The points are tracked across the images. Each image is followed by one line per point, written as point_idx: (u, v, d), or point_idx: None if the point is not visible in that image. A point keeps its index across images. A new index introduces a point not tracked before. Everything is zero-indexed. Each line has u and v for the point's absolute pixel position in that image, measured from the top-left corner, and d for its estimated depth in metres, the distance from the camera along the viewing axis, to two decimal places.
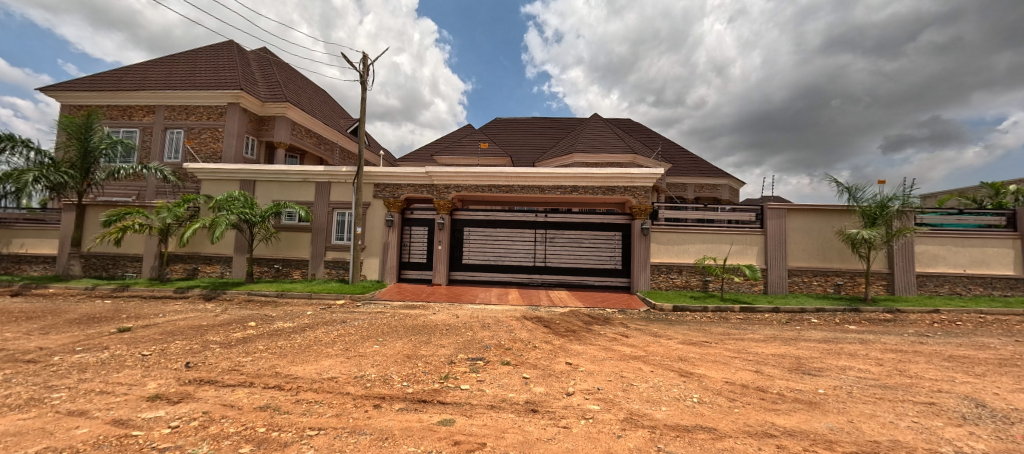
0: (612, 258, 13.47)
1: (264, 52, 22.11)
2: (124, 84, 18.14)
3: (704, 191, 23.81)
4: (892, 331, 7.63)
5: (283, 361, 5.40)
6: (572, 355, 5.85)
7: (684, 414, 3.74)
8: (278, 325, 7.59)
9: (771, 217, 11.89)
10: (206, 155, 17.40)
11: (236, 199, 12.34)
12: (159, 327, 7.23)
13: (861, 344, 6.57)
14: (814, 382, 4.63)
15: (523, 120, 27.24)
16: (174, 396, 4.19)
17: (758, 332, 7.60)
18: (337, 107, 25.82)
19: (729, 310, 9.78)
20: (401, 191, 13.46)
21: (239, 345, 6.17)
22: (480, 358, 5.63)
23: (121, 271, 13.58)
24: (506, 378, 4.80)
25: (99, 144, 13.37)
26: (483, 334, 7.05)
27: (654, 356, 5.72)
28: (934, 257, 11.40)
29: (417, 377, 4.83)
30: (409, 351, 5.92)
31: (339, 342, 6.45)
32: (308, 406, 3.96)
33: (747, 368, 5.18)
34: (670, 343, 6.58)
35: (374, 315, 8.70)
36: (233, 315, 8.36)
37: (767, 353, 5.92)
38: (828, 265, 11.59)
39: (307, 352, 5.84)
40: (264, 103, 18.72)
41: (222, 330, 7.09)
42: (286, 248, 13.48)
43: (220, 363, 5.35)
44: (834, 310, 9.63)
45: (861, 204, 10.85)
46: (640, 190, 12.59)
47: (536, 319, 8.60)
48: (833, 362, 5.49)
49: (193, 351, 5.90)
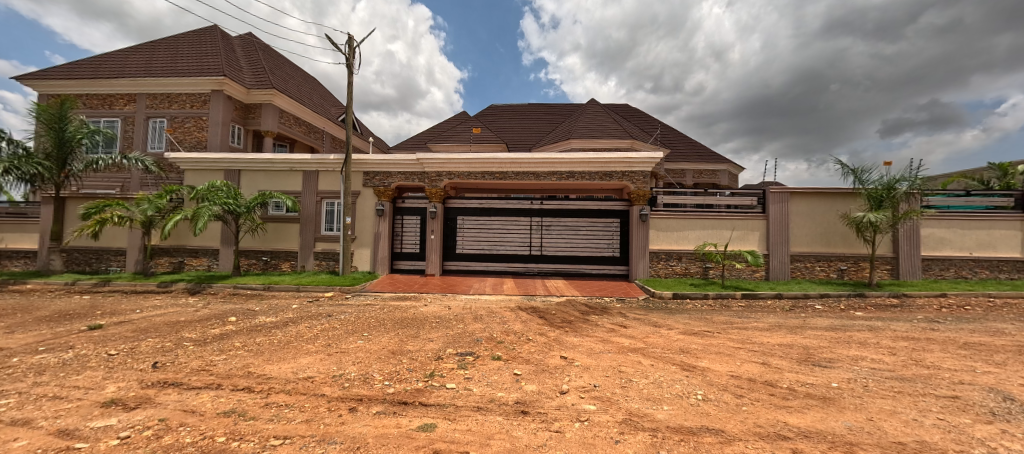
0: (610, 246, 13.12)
1: (249, 37, 21.30)
2: (103, 71, 17.41)
3: (703, 176, 23.39)
4: (901, 317, 7.35)
5: (258, 360, 5.05)
6: (567, 349, 5.52)
7: (687, 414, 3.42)
8: (260, 320, 7.23)
9: (774, 202, 11.52)
10: (190, 145, 16.81)
11: (219, 189, 11.86)
12: (133, 324, 6.85)
13: (870, 332, 6.27)
14: (826, 375, 4.30)
15: (518, 106, 26.57)
16: (132, 401, 3.85)
17: (762, 320, 7.31)
18: (326, 94, 25.07)
19: (730, 297, 9.50)
20: (391, 179, 12.98)
21: (215, 342, 5.82)
22: (469, 353, 5.30)
23: (105, 265, 13.16)
24: (496, 375, 4.46)
25: (75, 134, 12.82)
26: (474, 327, 6.72)
27: (653, 349, 5.39)
28: (940, 240, 11.09)
29: (400, 375, 4.50)
30: (395, 346, 5.59)
31: (322, 337, 6.10)
32: (276, 410, 3.61)
33: (753, 360, 4.86)
34: (671, 333, 6.26)
35: (362, 308, 8.36)
36: (214, 310, 7.99)
37: (773, 344, 5.59)
38: (831, 250, 11.28)
39: (285, 349, 5.49)
40: (249, 89, 18.03)
41: (199, 326, 6.73)
42: (274, 239, 13.06)
43: (190, 363, 5.00)
44: (838, 296, 9.36)
45: (867, 186, 10.48)
46: (639, 175, 12.18)
47: (531, 309, 8.27)
48: (843, 351, 5.17)
49: (164, 349, 5.53)
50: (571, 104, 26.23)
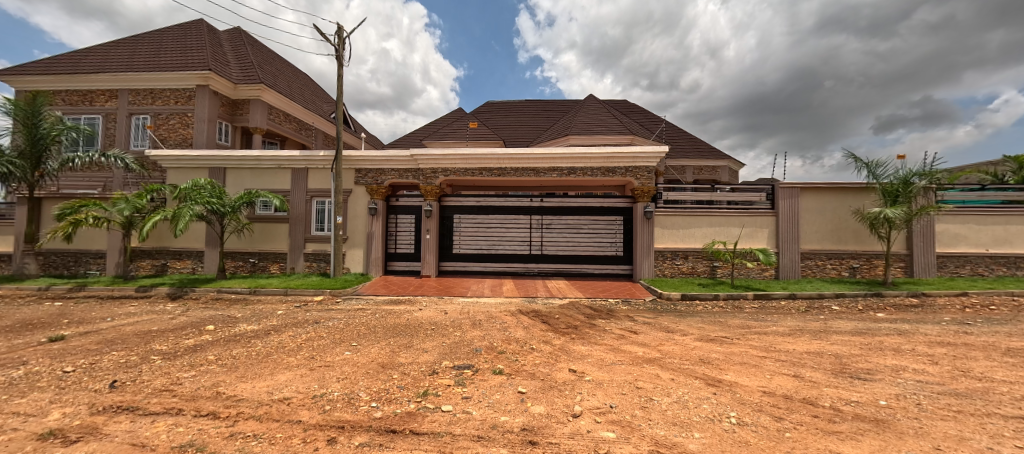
0: (612, 244, 12.66)
1: (236, 31, 20.57)
2: (83, 66, 16.66)
3: (704, 173, 22.95)
4: (927, 319, 6.92)
5: (230, 377, 4.49)
6: (575, 360, 5.00)
7: (724, 444, 2.92)
8: (240, 328, 6.67)
9: (784, 197, 11.04)
10: (174, 142, 16.11)
11: (202, 188, 11.17)
12: (99, 335, 6.26)
13: (900, 336, 5.82)
14: (869, 391, 3.83)
15: (515, 102, 25.97)
16: (75, 432, 3.30)
17: (781, 324, 6.83)
18: (318, 90, 24.35)
19: (741, 298, 9.04)
20: (384, 176, 12.41)
21: (185, 356, 5.25)
22: (467, 366, 4.78)
23: (84, 269, 12.55)
24: (498, 394, 3.94)
25: (50, 131, 12.05)
26: (473, 334, 6.20)
27: (670, 359, 4.90)
28: (956, 236, 10.68)
29: (389, 395, 3.96)
30: (386, 359, 5.06)
31: (305, 348, 5.55)
32: (242, 443, 3.08)
33: (783, 372, 4.38)
34: (686, 340, 5.77)
35: (352, 313, 7.80)
36: (192, 318, 7.42)
37: (800, 352, 5.11)
38: (843, 248, 10.84)
39: (263, 363, 4.94)
40: (236, 85, 17.32)
41: (173, 337, 6.17)
42: (262, 240, 12.48)
43: (154, 381, 4.44)
44: (855, 296, 8.90)
45: (882, 181, 10.05)
46: (643, 170, 11.65)
47: (533, 313, 7.76)
48: (879, 361, 4.69)
49: (127, 365, 4.96)
50: (569, 100, 25.68)
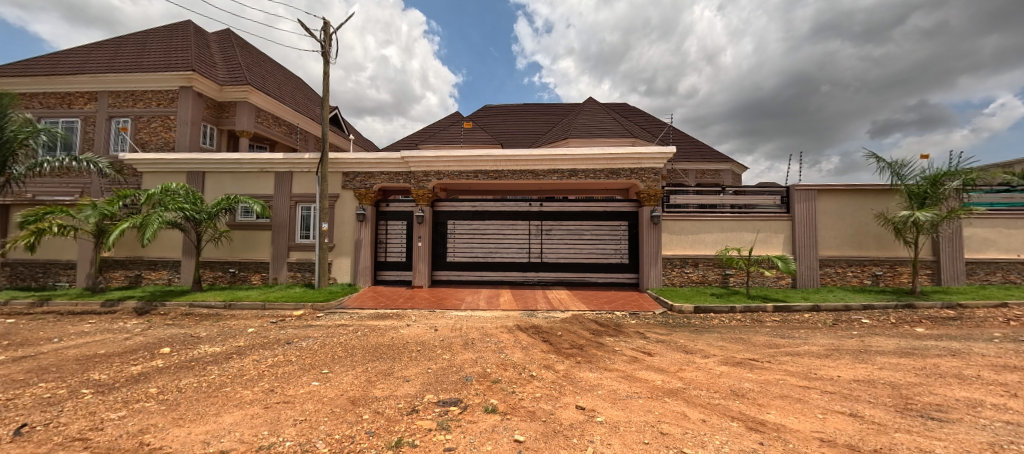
0: (617, 251, 11.90)
1: (225, 32, 19.92)
2: (62, 67, 15.94)
3: (707, 177, 22.28)
4: (976, 335, 6.17)
5: (165, 420, 3.69)
6: (583, 393, 4.19)
7: None
8: (201, 351, 5.88)
9: (801, 200, 10.33)
10: (156, 146, 15.36)
11: (175, 193, 10.35)
12: (36, 360, 5.45)
13: (956, 358, 5.04)
14: (954, 438, 3.06)
15: (513, 105, 25.35)
16: None
17: (813, 341, 6.06)
18: (309, 93, 23.69)
19: (760, 311, 8.28)
20: (373, 180, 11.66)
21: (122, 389, 4.44)
22: (455, 402, 3.98)
23: (52, 281, 11.77)
24: (491, 447, 3.13)
25: (17, 134, 11.24)
26: (464, 357, 5.42)
27: (696, 391, 4.10)
28: (985, 241, 9.96)
29: (352, 446, 3.16)
30: (359, 392, 4.27)
31: (267, 377, 4.75)
32: None
33: (834, 408, 3.63)
34: (709, 364, 5.00)
35: (331, 331, 7.00)
36: (149, 338, 6.58)
37: (848, 380, 4.33)
38: (864, 254, 10.14)
39: (212, 399, 4.14)
40: (222, 86, 16.62)
41: (120, 362, 5.38)
42: (243, 248, 11.73)
43: (73, 425, 3.64)
44: (884, 307, 8.16)
45: (907, 182, 9.35)
46: (648, 172, 10.94)
47: (532, 330, 6.96)
48: (947, 393, 3.92)
49: (48, 403, 4.14)
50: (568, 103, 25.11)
